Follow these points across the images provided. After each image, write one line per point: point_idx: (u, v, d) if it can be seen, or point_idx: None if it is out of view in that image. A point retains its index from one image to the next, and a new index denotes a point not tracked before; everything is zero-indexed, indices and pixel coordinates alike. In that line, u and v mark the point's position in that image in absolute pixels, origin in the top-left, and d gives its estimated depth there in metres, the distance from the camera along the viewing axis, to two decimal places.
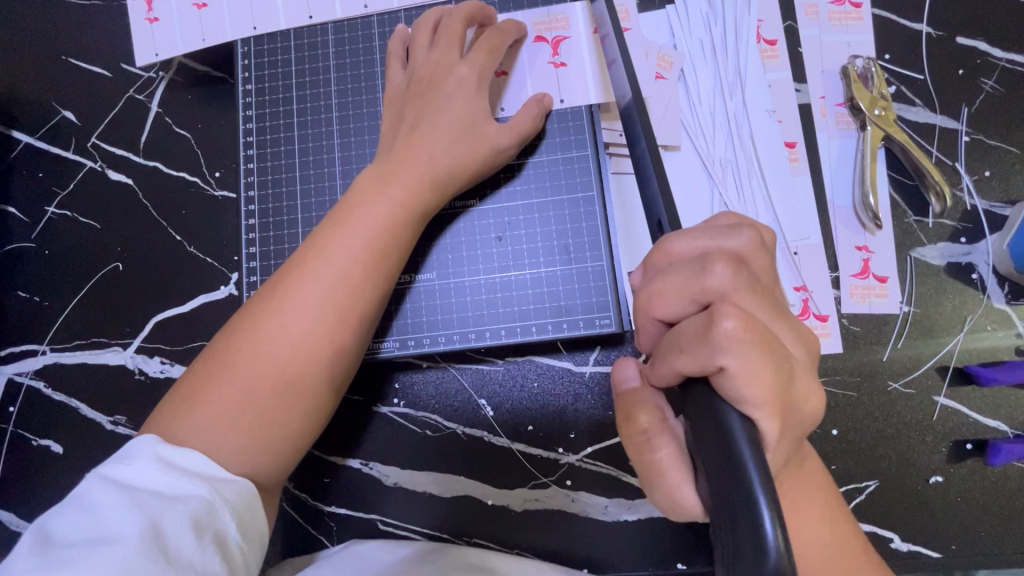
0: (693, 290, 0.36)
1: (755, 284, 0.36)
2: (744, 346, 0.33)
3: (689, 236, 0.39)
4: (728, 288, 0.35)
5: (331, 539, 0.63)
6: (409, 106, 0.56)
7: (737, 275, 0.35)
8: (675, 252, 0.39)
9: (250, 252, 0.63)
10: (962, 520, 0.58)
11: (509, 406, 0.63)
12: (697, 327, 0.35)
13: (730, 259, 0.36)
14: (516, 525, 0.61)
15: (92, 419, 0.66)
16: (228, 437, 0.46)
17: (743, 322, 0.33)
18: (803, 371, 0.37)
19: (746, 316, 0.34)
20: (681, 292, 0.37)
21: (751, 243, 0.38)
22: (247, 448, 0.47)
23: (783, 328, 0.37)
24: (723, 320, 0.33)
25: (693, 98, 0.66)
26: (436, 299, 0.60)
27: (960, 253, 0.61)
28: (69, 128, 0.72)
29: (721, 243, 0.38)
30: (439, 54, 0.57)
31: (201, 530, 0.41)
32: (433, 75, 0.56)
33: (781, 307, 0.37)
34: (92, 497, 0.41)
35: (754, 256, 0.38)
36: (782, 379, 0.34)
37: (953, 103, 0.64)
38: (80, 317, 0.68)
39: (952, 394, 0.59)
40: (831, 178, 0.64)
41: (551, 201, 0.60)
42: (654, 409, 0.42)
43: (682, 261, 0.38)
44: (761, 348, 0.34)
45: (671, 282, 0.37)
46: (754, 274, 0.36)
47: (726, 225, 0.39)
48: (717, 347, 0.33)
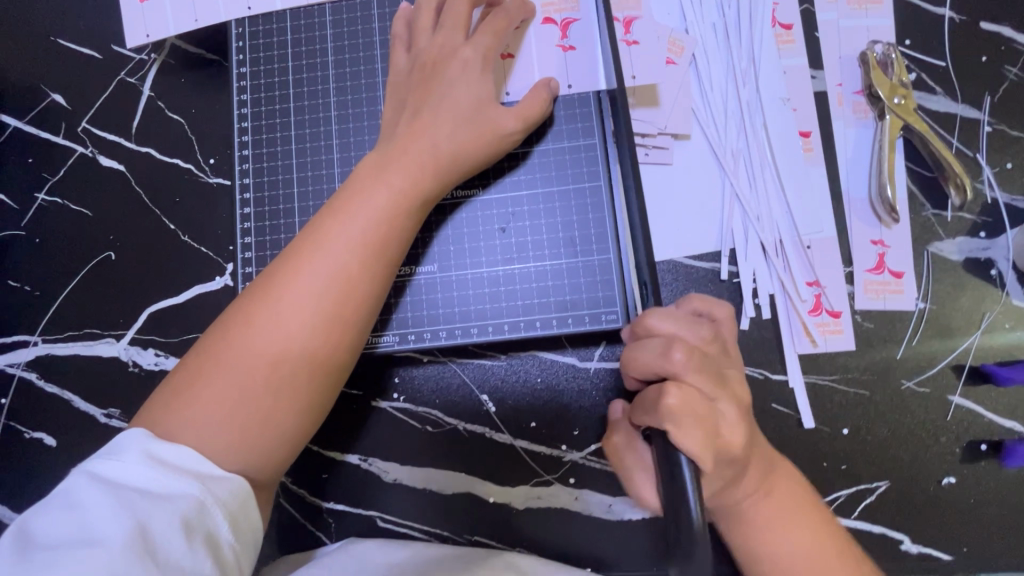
0: (654, 367, 0.42)
1: (704, 365, 0.42)
2: (684, 418, 0.39)
3: (663, 317, 0.45)
4: (682, 370, 0.41)
5: (329, 535, 0.61)
6: (412, 92, 0.54)
7: (691, 359, 0.42)
8: (651, 328, 0.45)
9: (245, 243, 0.61)
10: (974, 523, 0.56)
11: (512, 402, 0.61)
12: (652, 397, 0.41)
13: (688, 344, 0.43)
14: (518, 523, 0.60)
15: (85, 412, 0.65)
16: (220, 434, 0.44)
17: (683, 398, 0.39)
18: (729, 426, 0.41)
19: (687, 392, 0.40)
20: (647, 366, 0.43)
21: (708, 334, 0.45)
22: (241, 445, 0.45)
23: (723, 400, 0.42)
24: (667, 397, 0.39)
25: (704, 85, 0.63)
26: (437, 292, 0.58)
27: (979, 248, 0.59)
28: (59, 112, 0.69)
29: (684, 332, 0.44)
30: (442, 38, 0.55)
31: (191, 532, 0.40)
32: (437, 59, 0.54)
33: (722, 381, 0.43)
34: (78, 495, 0.40)
35: (709, 348, 0.45)
36: (710, 437, 0.40)
37: (976, 92, 0.61)
38: (72, 307, 0.67)
39: (967, 393, 0.58)
40: (847, 168, 0.62)
41: (556, 191, 0.58)
42: (625, 433, 0.53)
43: (652, 338, 0.44)
44: (698, 420, 0.39)
45: (639, 355, 0.43)
46: (707, 361, 0.43)
47: (692, 318, 0.45)
48: (662, 416, 0.39)
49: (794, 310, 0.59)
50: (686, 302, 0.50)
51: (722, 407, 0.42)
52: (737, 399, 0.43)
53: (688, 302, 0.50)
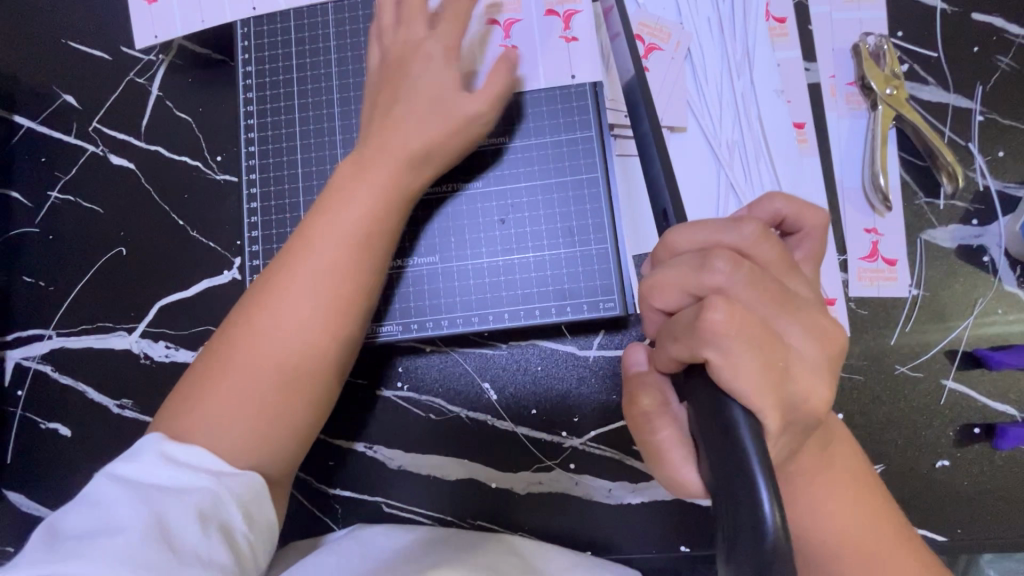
0: (689, 284, 0.36)
1: (757, 277, 0.35)
2: (732, 338, 0.34)
3: (691, 229, 0.38)
4: (724, 284, 0.35)
5: (336, 521, 0.63)
6: (379, 90, 0.56)
7: (733, 270, 0.35)
8: (678, 244, 0.38)
9: (252, 236, 0.63)
10: (970, 505, 0.57)
11: (513, 390, 0.63)
12: (690, 316, 0.36)
13: (731, 251, 0.36)
14: (520, 508, 0.62)
15: (99, 403, 0.67)
16: (235, 429, 0.46)
17: (732, 315, 0.34)
18: (803, 367, 0.36)
19: (736, 308, 0.34)
20: (678, 285, 0.37)
21: (756, 231, 0.37)
22: (259, 433, 0.47)
23: (787, 322, 0.36)
24: (713, 312, 0.34)
25: (699, 78, 0.64)
26: (439, 283, 0.60)
27: (972, 235, 0.60)
28: (71, 112, 0.71)
29: (720, 236, 0.37)
30: (400, 32, 0.56)
31: (207, 522, 0.41)
32: (401, 55, 0.56)
33: (790, 301, 0.36)
34: (101, 492, 0.42)
35: (757, 248, 0.36)
36: (775, 370, 0.34)
37: (968, 82, 0.62)
38: (85, 302, 0.68)
39: (960, 377, 0.59)
40: (841, 158, 0.63)
41: (554, 183, 0.59)
42: (656, 392, 0.42)
43: (682, 255, 0.37)
44: (752, 341, 0.34)
45: (669, 276, 0.37)
46: (755, 268, 0.36)
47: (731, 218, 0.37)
48: (703, 339, 0.34)
49: None
50: (765, 201, 0.41)
51: (791, 337, 0.36)
52: (811, 326, 0.36)
53: (768, 200, 0.41)
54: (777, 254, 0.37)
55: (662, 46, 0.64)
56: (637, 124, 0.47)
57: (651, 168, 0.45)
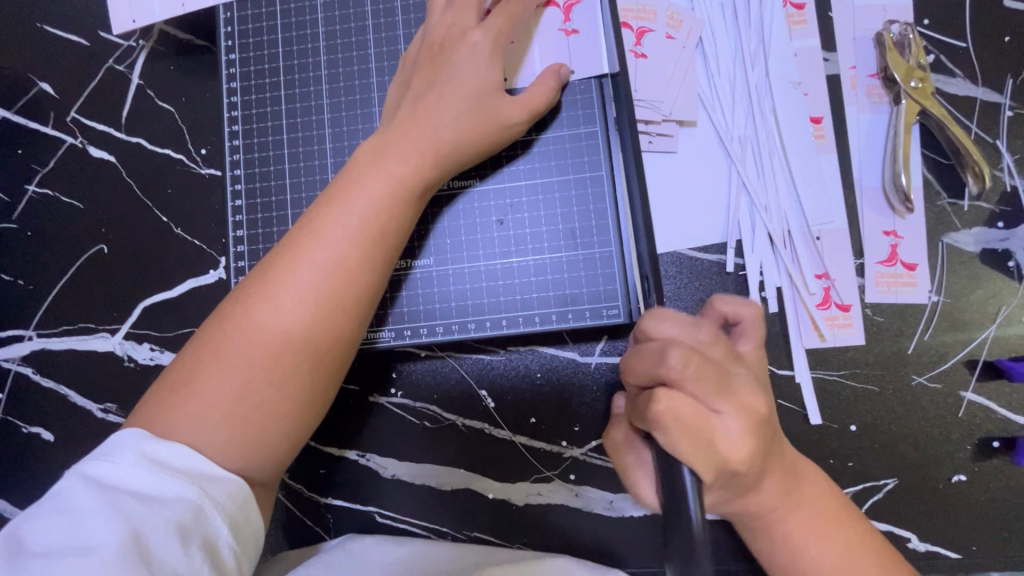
0: (647, 371, 0.38)
1: (708, 370, 0.36)
2: (673, 429, 0.36)
3: (660, 318, 0.39)
4: (678, 377, 0.36)
5: (327, 531, 0.61)
6: (417, 72, 0.53)
7: (687, 364, 0.36)
8: (649, 330, 0.39)
9: (237, 236, 0.60)
10: (985, 521, 0.55)
11: (510, 398, 0.60)
12: (646, 401, 0.37)
13: (687, 347, 0.37)
14: (518, 520, 0.60)
15: (81, 407, 0.64)
16: (223, 430, 0.44)
17: (678, 407, 0.36)
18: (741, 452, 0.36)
19: (682, 403, 0.36)
20: (641, 370, 0.38)
21: (710, 336, 0.38)
22: (246, 441, 0.44)
23: (727, 411, 0.37)
24: (656, 403, 0.36)
25: (711, 70, 0.61)
26: (434, 287, 0.57)
27: (996, 239, 0.57)
28: (47, 101, 0.68)
29: (686, 336, 0.38)
30: (455, 18, 0.53)
31: (188, 538, 0.39)
32: (445, 39, 0.52)
33: (732, 389, 0.37)
34: (75, 499, 0.39)
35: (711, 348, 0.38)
36: (709, 454, 0.36)
37: (997, 74, 0.59)
38: (66, 301, 0.66)
39: (980, 389, 0.56)
40: (859, 156, 0.59)
41: (555, 182, 0.56)
42: (629, 438, 0.46)
43: (648, 341, 0.39)
44: (692, 431, 0.36)
45: (636, 360, 0.39)
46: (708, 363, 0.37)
47: (695, 319, 0.39)
48: (650, 424, 0.36)
49: (802, 304, 0.58)
50: (709, 302, 0.43)
51: (727, 425, 0.37)
52: (745, 413, 0.37)
53: (706, 301, 0.43)
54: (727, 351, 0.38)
55: (653, 28, 0.61)
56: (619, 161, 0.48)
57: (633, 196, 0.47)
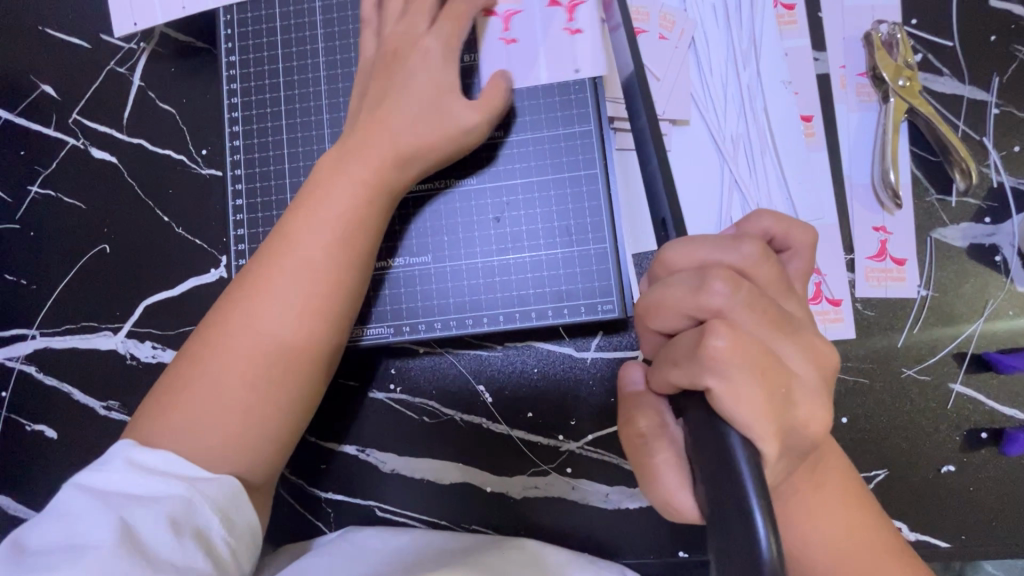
0: (688, 305, 0.36)
1: (757, 299, 0.35)
2: (733, 366, 0.34)
3: (690, 244, 0.37)
4: (725, 306, 0.35)
5: (328, 525, 0.62)
6: (389, 72, 0.53)
7: (737, 291, 0.35)
8: (674, 262, 0.37)
9: (238, 235, 0.61)
10: (975, 510, 0.56)
11: (508, 392, 0.61)
12: (691, 342, 0.35)
13: (730, 272, 0.36)
14: (516, 513, 0.61)
15: (84, 404, 0.65)
16: (213, 431, 0.45)
17: (734, 341, 0.34)
18: (804, 392, 0.35)
19: (739, 334, 0.34)
20: (679, 308, 0.36)
21: (756, 251, 0.36)
22: (234, 441, 0.45)
23: (785, 346, 0.36)
24: (713, 339, 0.34)
25: (703, 69, 0.62)
26: (432, 284, 0.58)
27: (984, 234, 0.58)
28: (49, 103, 0.69)
29: (721, 254, 0.36)
30: (455, 17, 0.53)
31: (180, 530, 0.40)
32: (397, 46, 0.53)
33: (787, 323, 0.36)
34: (66, 502, 0.40)
35: (757, 271, 0.36)
36: (773, 394, 0.34)
37: (983, 73, 0.60)
38: (69, 300, 0.67)
39: (968, 381, 0.57)
40: (849, 153, 0.60)
41: (551, 180, 0.57)
42: (653, 415, 0.42)
43: (681, 273, 0.37)
44: (753, 369, 0.34)
45: (669, 296, 0.36)
46: (756, 290, 0.35)
47: (731, 236, 0.37)
48: (705, 366, 0.34)
49: None
50: (753, 218, 0.41)
51: (791, 361, 0.36)
52: (807, 348, 0.36)
53: (755, 217, 0.41)
54: (776, 274, 0.37)
55: (646, 29, 0.62)
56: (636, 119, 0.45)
57: (649, 165, 0.43)
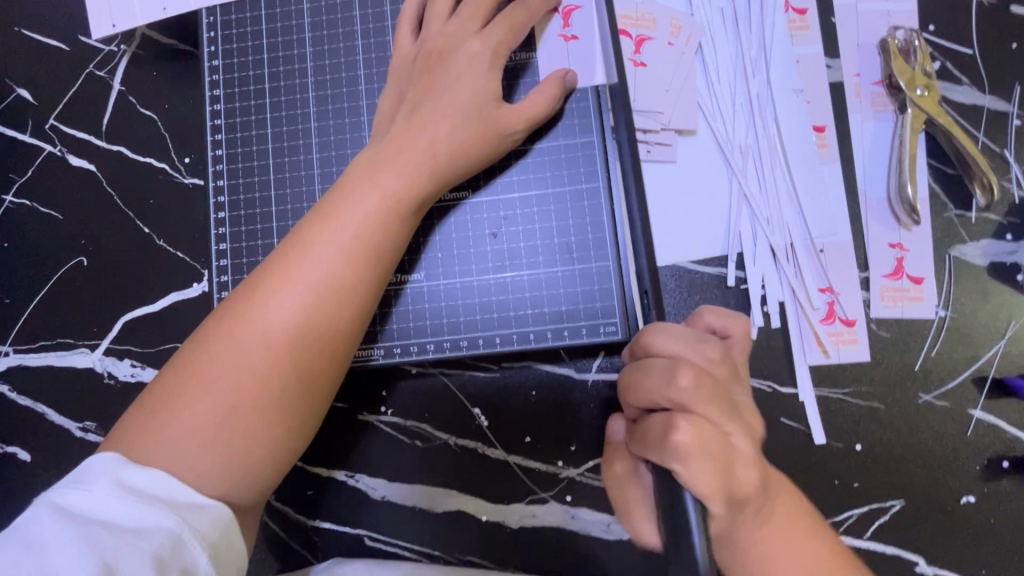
0: (658, 394, 0.36)
1: (718, 393, 0.36)
2: (694, 455, 0.34)
3: (663, 334, 0.39)
4: (689, 399, 0.35)
5: (315, 554, 0.59)
6: (412, 84, 0.51)
7: (699, 386, 0.35)
8: (649, 347, 0.39)
9: (221, 249, 0.58)
10: (996, 544, 0.53)
11: (505, 417, 0.58)
12: (658, 428, 0.36)
13: (695, 366, 0.37)
14: (512, 543, 0.57)
15: (59, 425, 0.62)
16: (203, 457, 0.41)
17: (696, 434, 0.34)
18: (751, 467, 0.36)
19: (699, 425, 0.35)
20: (650, 394, 0.37)
21: (718, 352, 0.38)
22: (225, 470, 0.42)
23: (738, 431, 0.36)
24: (677, 431, 0.34)
25: (711, 77, 0.59)
26: (425, 302, 0.54)
27: (1005, 252, 0.55)
28: (25, 108, 0.65)
29: (690, 351, 0.38)
30: (452, 25, 0.51)
31: (166, 569, 0.37)
32: (444, 48, 0.50)
33: (739, 411, 0.37)
34: (43, 530, 0.37)
35: (718, 368, 0.38)
36: (730, 481, 0.34)
37: (1005, 82, 0.57)
38: (44, 316, 0.63)
39: (989, 406, 0.54)
40: (864, 166, 0.58)
41: (551, 194, 0.54)
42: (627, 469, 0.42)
43: (653, 362, 0.38)
44: (711, 458, 0.34)
45: (641, 382, 0.38)
46: (717, 385, 0.36)
47: (698, 334, 0.38)
48: (670, 453, 0.34)
49: (806, 319, 0.56)
50: (697, 316, 0.43)
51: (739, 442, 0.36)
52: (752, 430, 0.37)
53: (701, 316, 0.43)
54: (733, 371, 0.38)
55: (652, 35, 0.59)
56: None
57: None
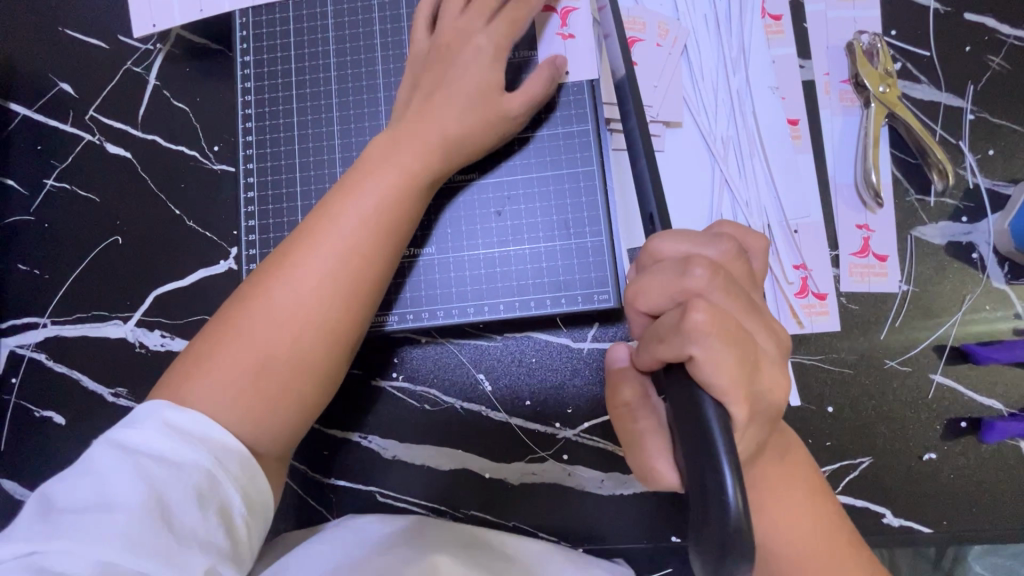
0: (673, 288, 0.38)
1: (733, 284, 0.38)
2: (711, 337, 0.36)
3: (674, 238, 0.41)
4: (706, 287, 0.37)
5: (330, 510, 0.63)
6: (428, 74, 0.56)
7: (714, 275, 0.37)
8: (661, 253, 0.41)
9: (249, 226, 0.63)
10: (955, 497, 0.58)
11: (507, 382, 0.63)
12: (673, 319, 0.38)
13: (710, 260, 0.39)
14: (513, 500, 0.62)
15: (93, 391, 0.67)
16: (243, 400, 0.46)
17: (712, 316, 0.36)
18: (769, 363, 0.39)
19: (715, 311, 0.36)
20: (664, 288, 0.39)
21: (731, 248, 0.40)
22: (263, 413, 0.47)
23: (756, 328, 0.39)
24: (694, 313, 0.36)
25: (696, 75, 0.65)
26: (436, 273, 0.60)
27: (961, 232, 0.61)
28: (67, 100, 0.71)
29: (702, 248, 0.40)
30: (463, 21, 0.57)
31: (204, 503, 0.42)
32: (455, 43, 0.56)
33: (757, 309, 0.39)
34: (95, 463, 0.41)
35: (731, 264, 0.40)
36: (746, 369, 0.36)
37: (959, 81, 0.63)
38: (81, 290, 0.68)
39: (948, 372, 0.60)
40: (834, 155, 0.64)
41: (550, 176, 0.59)
42: (637, 384, 0.44)
43: (665, 261, 0.40)
44: (728, 341, 0.36)
45: (656, 279, 0.39)
46: (731, 276, 0.38)
47: (709, 234, 0.41)
48: (687, 338, 0.36)
49: (782, 293, 0.61)
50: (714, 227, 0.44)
51: (759, 339, 0.39)
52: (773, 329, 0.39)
53: (717, 227, 0.44)
54: (746, 270, 0.41)
55: (642, 37, 0.65)
56: (626, 119, 0.51)
57: (639, 168, 0.48)
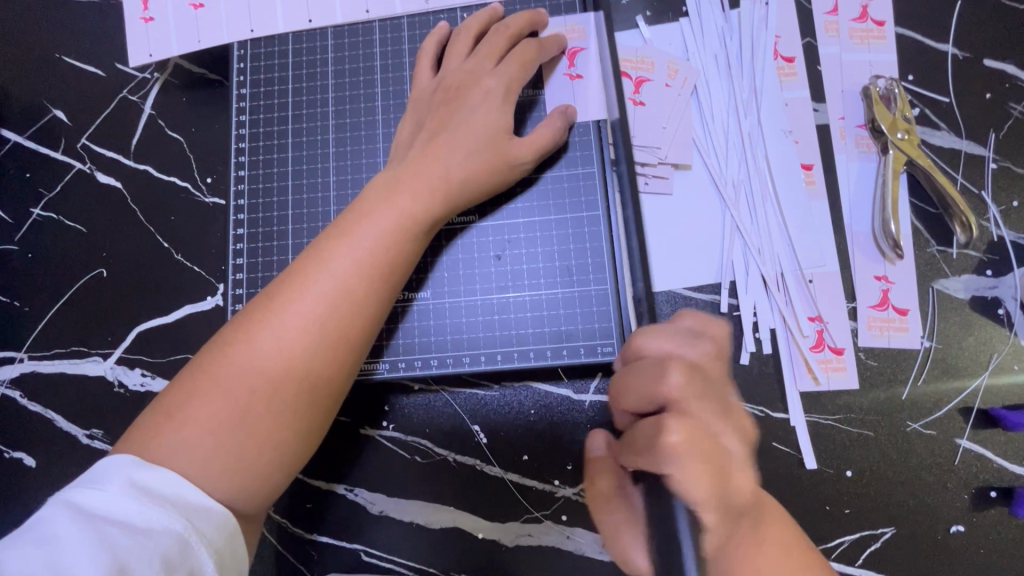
0: (651, 394, 0.40)
1: (708, 390, 0.40)
2: (685, 453, 0.37)
3: (654, 339, 0.43)
4: (682, 397, 0.39)
5: (311, 569, 0.59)
6: (433, 114, 0.54)
7: (690, 383, 0.39)
8: (642, 352, 0.43)
9: (238, 264, 0.60)
10: (987, 574, 0.54)
11: (503, 434, 0.59)
12: (650, 429, 0.39)
13: (686, 365, 0.40)
14: (507, 563, 0.58)
15: (67, 431, 0.63)
16: (218, 456, 0.43)
17: (687, 432, 0.37)
18: (742, 466, 0.40)
19: (689, 424, 0.38)
20: (643, 394, 0.41)
21: (708, 349, 0.42)
22: (239, 470, 0.43)
23: (729, 431, 0.40)
24: (667, 429, 0.38)
25: (706, 116, 0.63)
26: (431, 319, 0.57)
27: (986, 287, 0.58)
28: (59, 128, 0.69)
29: (681, 350, 0.42)
30: (471, 65, 0.55)
31: (173, 573, 0.37)
32: (462, 83, 0.55)
33: (730, 410, 0.41)
34: (53, 529, 0.37)
35: (709, 365, 0.42)
36: (717, 477, 0.38)
37: (980, 128, 0.61)
38: (61, 325, 0.66)
39: (976, 436, 0.56)
40: (850, 202, 0.61)
41: (553, 219, 0.57)
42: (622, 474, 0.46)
43: (645, 363, 0.42)
44: (701, 456, 0.37)
45: (636, 383, 0.41)
46: (706, 382, 0.40)
47: (688, 335, 0.43)
48: (661, 452, 0.38)
49: (796, 346, 0.58)
50: (683, 316, 0.46)
51: (733, 442, 0.40)
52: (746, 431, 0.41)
53: (687, 319, 0.46)
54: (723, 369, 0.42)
55: (650, 77, 0.63)
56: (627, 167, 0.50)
57: None
